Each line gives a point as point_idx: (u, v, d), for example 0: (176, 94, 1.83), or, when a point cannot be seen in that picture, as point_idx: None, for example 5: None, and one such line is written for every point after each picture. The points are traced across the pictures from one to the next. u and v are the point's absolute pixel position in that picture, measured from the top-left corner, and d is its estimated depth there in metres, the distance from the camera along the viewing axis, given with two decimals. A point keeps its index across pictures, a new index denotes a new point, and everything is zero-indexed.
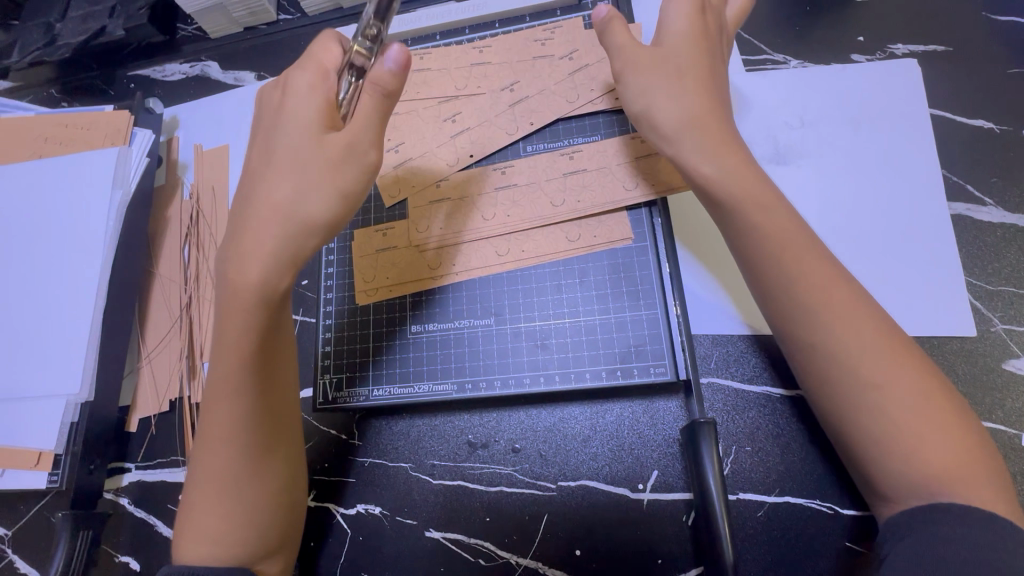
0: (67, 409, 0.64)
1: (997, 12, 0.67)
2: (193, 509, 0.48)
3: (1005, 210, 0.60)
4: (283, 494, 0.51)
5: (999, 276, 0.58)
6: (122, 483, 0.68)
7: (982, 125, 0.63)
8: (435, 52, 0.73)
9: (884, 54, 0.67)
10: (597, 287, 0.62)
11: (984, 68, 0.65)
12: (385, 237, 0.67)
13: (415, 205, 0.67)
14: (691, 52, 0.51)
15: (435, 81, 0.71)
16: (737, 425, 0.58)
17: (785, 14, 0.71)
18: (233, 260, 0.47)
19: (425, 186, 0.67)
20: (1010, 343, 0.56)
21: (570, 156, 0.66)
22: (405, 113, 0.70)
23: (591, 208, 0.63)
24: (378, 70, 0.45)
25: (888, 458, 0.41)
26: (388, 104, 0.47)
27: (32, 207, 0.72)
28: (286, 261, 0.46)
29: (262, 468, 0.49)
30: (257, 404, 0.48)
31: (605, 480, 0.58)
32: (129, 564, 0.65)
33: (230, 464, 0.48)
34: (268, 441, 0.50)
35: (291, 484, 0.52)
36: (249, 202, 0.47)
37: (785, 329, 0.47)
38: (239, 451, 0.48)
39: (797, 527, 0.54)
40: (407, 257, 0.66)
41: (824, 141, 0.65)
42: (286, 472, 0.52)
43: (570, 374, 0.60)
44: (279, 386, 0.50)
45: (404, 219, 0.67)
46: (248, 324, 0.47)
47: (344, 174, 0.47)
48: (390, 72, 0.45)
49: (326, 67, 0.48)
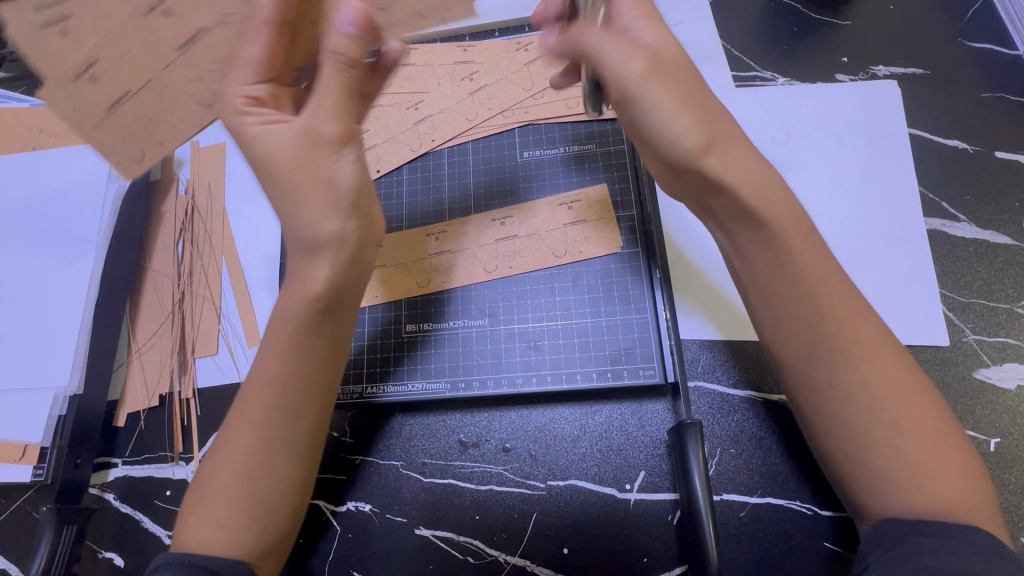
0: (55, 402, 0.64)
1: (972, 39, 0.71)
2: (203, 498, 0.49)
3: (977, 226, 0.63)
4: (294, 496, 0.51)
5: (971, 289, 0.61)
6: (108, 479, 0.67)
7: (957, 145, 0.66)
8: (421, 49, 0.76)
9: (866, 74, 0.71)
10: (589, 291, 0.64)
11: (959, 91, 0.69)
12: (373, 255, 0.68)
13: (407, 228, 0.69)
14: (706, 110, 0.47)
15: (419, 76, 0.74)
16: (723, 427, 0.60)
17: (772, 33, 0.74)
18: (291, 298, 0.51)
19: (417, 242, 0.68)
20: (980, 352, 0.59)
21: (570, 207, 0.67)
22: (387, 106, 0.74)
23: (589, 248, 0.65)
24: (335, 37, 0.48)
25: (907, 484, 0.41)
26: (352, 73, 0.50)
27: (25, 199, 0.72)
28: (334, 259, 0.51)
29: (272, 466, 0.50)
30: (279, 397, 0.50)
31: (593, 479, 0.60)
32: (113, 560, 0.63)
33: (251, 451, 0.49)
34: (274, 445, 0.50)
35: (306, 487, 0.53)
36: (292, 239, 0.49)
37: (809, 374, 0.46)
38: (255, 439, 0.49)
39: (779, 527, 0.56)
40: (397, 271, 0.67)
41: (809, 155, 0.68)
42: (297, 479, 0.51)
43: (562, 374, 0.62)
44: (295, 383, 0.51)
45: (392, 239, 0.69)
46: (307, 322, 0.52)
47: (309, 138, 0.48)
48: (346, 36, 0.48)
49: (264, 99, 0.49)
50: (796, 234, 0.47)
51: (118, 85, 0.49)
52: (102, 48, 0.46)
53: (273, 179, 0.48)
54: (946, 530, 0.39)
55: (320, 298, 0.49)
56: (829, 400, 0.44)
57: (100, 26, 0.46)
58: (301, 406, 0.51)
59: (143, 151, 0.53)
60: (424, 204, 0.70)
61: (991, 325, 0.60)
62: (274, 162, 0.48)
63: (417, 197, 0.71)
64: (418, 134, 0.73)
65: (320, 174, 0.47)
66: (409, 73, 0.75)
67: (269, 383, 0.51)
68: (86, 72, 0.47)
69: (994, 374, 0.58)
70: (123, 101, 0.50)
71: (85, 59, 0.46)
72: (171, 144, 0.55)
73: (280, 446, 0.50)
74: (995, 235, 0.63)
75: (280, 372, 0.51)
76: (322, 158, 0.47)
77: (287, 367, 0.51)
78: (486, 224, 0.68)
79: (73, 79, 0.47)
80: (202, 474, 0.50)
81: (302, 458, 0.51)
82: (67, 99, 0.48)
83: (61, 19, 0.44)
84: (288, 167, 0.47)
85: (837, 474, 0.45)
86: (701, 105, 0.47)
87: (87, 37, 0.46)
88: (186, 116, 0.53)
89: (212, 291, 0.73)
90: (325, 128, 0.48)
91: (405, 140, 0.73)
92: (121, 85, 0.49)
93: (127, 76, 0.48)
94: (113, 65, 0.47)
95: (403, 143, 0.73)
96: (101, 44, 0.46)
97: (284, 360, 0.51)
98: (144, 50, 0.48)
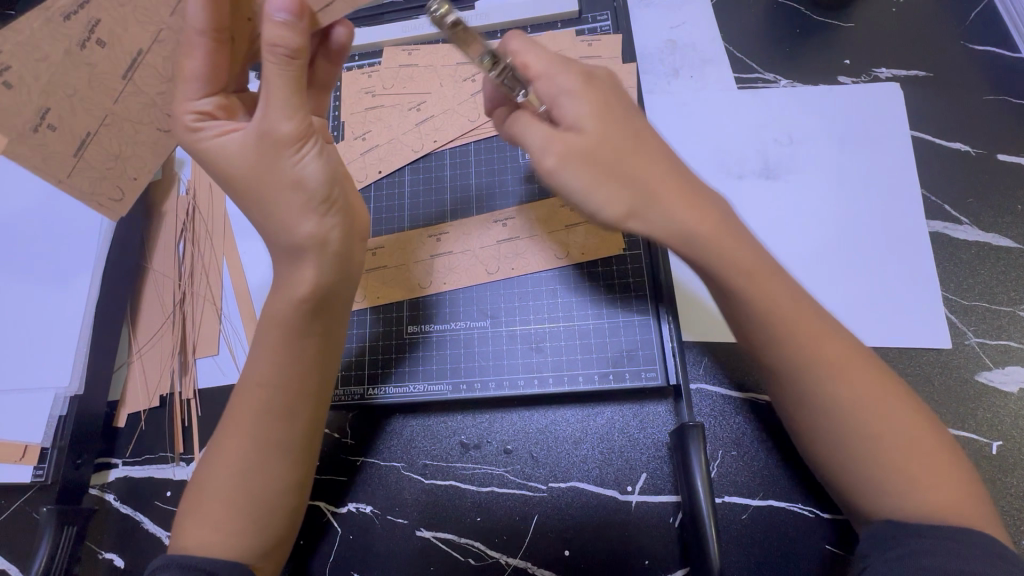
0: (56, 401, 0.64)
1: (974, 42, 0.71)
2: (203, 500, 0.49)
3: (979, 229, 0.63)
4: (294, 497, 0.52)
5: (973, 292, 0.61)
6: (109, 479, 0.67)
7: (959, 148, 0.66)
8: (424, 49, 0.76)
9: (868, 77, 0.71)
10: (591, 293, 0.64)
11: (962, 94, 0.69)
12: (375, 256, 0.68)
13: (409, 229, 0.69)
14: (640, 163, 0.45)
15: (421, 77, 0.74)
16: (724, 430, 0.60)
17: (774, 36, 0.74)
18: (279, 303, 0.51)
19: (419, 244, 0.68)
20: (982, 355, 0.59)
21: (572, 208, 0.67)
22: (388, 107, 0.74)
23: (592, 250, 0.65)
24: (270, 29, 0.43)
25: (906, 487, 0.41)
26: (297, 64, 0.45)
27: (26, 199, 0.72)
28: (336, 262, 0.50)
29: (272, 467, 0.50)
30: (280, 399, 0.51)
31: (594, 481, 0.60)
32: (113, 561, 0.63)
33: (250, 453, 0.50)
34: (274, 447, 0.50)
35: (304, 487, 0.53)
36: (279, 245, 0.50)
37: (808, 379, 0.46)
38: (255, 440, 0.50)
39: (780, 529, 0.56)
40: (398, 272, 0.67)
41: (810, 157, 0.68)
42: (297, 480, 0.52)
43: (563, 376, 0.62)
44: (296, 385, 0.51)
45: (394, 240, 0.69)
46: (309, 324, 0.52)
47: (274, 140, 0.46)
48: (281, 23, 0.43)
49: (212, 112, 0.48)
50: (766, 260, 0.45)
51: (77, 127, 0.50)
52: (50, 96, 0.47)
53: (244, 187, 0.48)
54: (942, 534, 0.40)
55: (310, 300, 0.50)
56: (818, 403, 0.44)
57: (40, 74, 0.46)
58: (289, 409, 0.51)
59: (121, 189, 0.56)
60: (425, 205, 0.70)
61: (993, 329, 0.60)
62: (241, 172, 0.48)
63: (418, 199, 0.71)
64: (420, 135, 0.73)
65: (287, 175, 0.47)
66: (411, 74, 0.75)
67: (270, 385, 0.51)
68: (43, 122, 0.48)
69: (997, 377, 0.58)
70: (86, 142, 0.51)
71: (38, 109, 0.47)
72: (143, 176, 0.57)
73: (279, 448, 0.50)
74: (997, 238, 0.63)
75: (282, 374, 0.51)
76: (285, 159, 0.47)
77: (284, 368, 0.51)
78: (487, 225, 0.68)
79: (32, 131, 0.48)
80: (200, 476, 0.51)
81: (301, 460, 0.52)
82: (34, 153, 0.49)
83: (0, 72, 0.44)
84: (253, 175, 0.47)
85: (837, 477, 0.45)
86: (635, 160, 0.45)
87: (31, 86, 0.46)
88: (148, 143, 0.55)
89: (213, 292, 0.73)
90: (280, 127, 0.46)
91: (407, 141, 0.73)
92: (80, 127, 0.50)
93: (83, 117, 0.50)
94: (66, 110, 0.49)
95: (404, 144, 0.73)
96: (47, 91, 0.47)
97: (285, 362, 0.51)
98: (89, 88, 0.49)
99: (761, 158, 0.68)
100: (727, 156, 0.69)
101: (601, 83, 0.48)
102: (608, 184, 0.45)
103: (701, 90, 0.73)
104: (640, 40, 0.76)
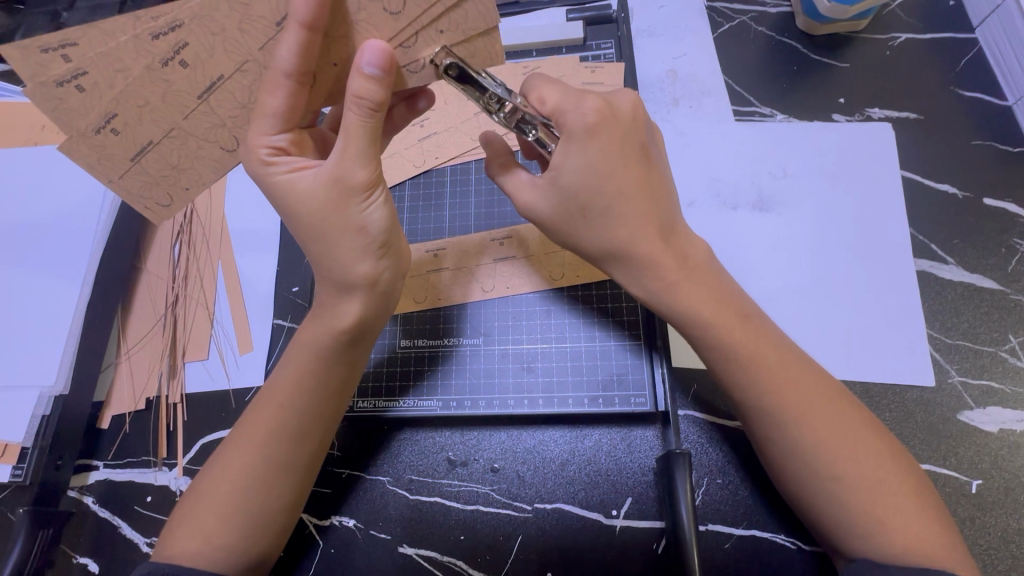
0: (39, 401, 0.62)
1: (963, 87, 0.73)
2: (196, 511, 0.49)
3: (964, 269, 0.65)
4: (287, 513, 0.51)
5: (957, 331, 0.62)
6: (88, 481, 0.66)
7: (947, 189, 0.68)
8: None
9: (861, 116, 0.73)
10: (583, 317, 0.65)
11: (952, 138, 0.71)
12: None
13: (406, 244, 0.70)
14: (637, 219, 0.50)
15: None
16: (710, 457, 0.60)
17: (773, 72, 0.76)
18: (308, 326, 0.53)
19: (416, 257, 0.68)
20: (964, 394, 0.60)
21: None
22: None
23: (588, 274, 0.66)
24: (364, 82, 0.44)
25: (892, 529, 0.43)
26: (378, 117, 0.46)
27: (22, 196, 0.72)
28: (380, 298, 0.53)
29: (273, 486, 0.50)
30: (288, 419, 0.51)
31: (580, 504, 0.60)
32: (87, 565, 0.62)
33: (254, 470, 0.50)
34: (276, 464, 0.50)
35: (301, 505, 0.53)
36: (332, 282, 0.51)
37: (807, 422, 0.47)
38: (262, 457, 0.50)
39: (761, 558, 0.56)
40: None
41: (802, 192, 0.69)
42: (292, 500, 0.51)
43: (554, 398, 0.62)
44: (302, 406, 0.52)
45: None
46: (314, 345, 0.52)
47: (337, 183, 0.48)
48: (371, 77, 0.44)
49: (281, 148, 0.48)
50: (738, 321, 0.50)
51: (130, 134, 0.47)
52: (120, 104, 0.45)
53: (305, 225, 0.49)
54: None
55: (331, 323, 0.52)
56: (811, 442, 0.46)
57: (115, 83, 0.44)
58: (307, 429, 0.52)
59: (170, 197, 0.52)
60: (424, 219, 0.71)
61: (975, 368, 0.61)
62: (306, 213, 0.49)
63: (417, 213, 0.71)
64: (422, 151, 0.74)
65: (353, 221, 0.49)
66: None
67: (272, 398, 0.51)
68: (107, 125, 0.46)
69: (978, 417, 0.59)
70: (146, 150, 0.48)
71: (104, 113, 0.45)
72: (196, 189, 0.52)
73: (279, 468, 0.50)
74: (980, 279, 0.64)
75: (289, 394, 0.51)
76: (352, 206, 0.48)
77: (290, 387, 0.52)
78: (484, 243, 0.68)
79: (94, 133, 0.46)
80: (199, 484, 0.51)
81: (299, 478, 0.51)
82: (92, 153, 0.47)
83: (75, 77, 0.42)
84: (320, 217, 0.48)
85: (820, 515, 0.47)
86: (632, 217, 0.50)
87: (103, 92, 0.44)
88: (210, 161, 0.51)
89: (207, 296, 0.73)
90: (353, 175, 0.47)
91: (409, 156, 0.73)
92: (143, 136, 0.47)
93: (148, 127, 0.47)
94: (133, 120, 0.46)
95: (406, 159, 0.73)
96: (119, 99, 0.44)
97: (290, 378, 0.52)
98: (162, 103, 0.45)
99: (755, 190, 0.70)
100: (723, 186, 0.71)
101: (615, 123, 0.50)
102: (605, 237, 0.51)
103: (699, 120, 0.74)
104: (643, 69, 0.78)
